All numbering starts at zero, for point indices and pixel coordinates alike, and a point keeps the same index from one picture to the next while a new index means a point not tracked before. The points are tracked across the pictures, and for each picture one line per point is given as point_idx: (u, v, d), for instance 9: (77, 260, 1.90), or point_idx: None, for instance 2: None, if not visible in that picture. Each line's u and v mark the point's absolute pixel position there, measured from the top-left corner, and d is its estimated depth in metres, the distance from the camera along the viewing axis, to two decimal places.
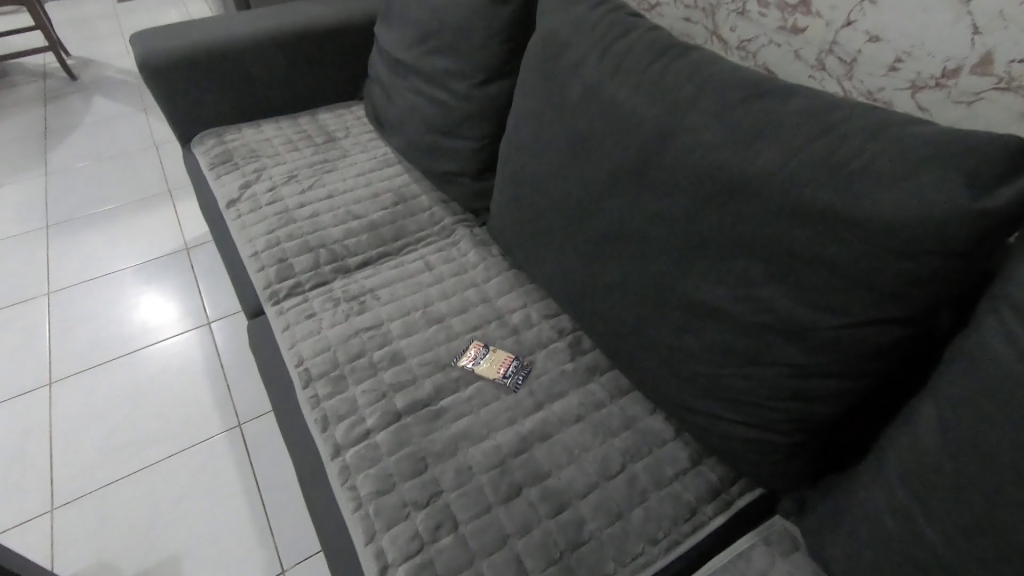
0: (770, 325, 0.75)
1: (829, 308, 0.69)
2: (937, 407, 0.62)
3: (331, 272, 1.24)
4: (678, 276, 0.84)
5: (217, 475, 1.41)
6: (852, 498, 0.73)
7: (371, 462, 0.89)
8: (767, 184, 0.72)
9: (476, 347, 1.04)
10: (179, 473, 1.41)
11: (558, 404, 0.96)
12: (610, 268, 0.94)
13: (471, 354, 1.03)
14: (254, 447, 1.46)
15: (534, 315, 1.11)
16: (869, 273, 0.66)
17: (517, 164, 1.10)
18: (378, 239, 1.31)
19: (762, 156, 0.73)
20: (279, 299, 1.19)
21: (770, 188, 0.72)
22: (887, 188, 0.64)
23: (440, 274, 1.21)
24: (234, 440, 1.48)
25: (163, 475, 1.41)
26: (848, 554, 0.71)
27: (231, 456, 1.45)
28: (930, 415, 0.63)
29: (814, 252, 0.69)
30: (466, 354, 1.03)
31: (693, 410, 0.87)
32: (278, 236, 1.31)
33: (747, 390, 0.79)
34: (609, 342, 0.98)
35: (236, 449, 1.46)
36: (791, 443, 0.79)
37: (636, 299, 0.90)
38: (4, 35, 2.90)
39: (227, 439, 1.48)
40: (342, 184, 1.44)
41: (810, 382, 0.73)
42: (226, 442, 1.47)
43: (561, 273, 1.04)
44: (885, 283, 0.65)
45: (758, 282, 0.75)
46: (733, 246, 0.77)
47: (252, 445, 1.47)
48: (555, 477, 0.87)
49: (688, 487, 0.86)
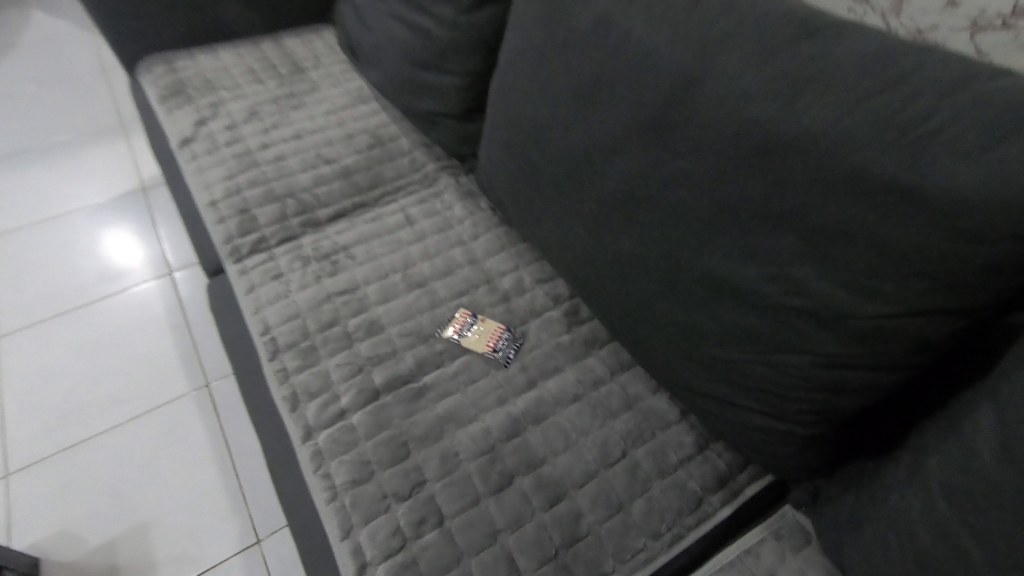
0: (799, 309, 0.65)
1: (874, 294, 0.60)
2: (996, 413, 0.54)
3: (299, 226, 1.11)
4: (696, 247, 0.73)
5: (185, 438, 1.33)
6: (878, 498, 0.66)
7: (346, 447, 0.80)
8: (813, 144, 0.61)
9: (463, 316, 0.94)
10: (144, 437, 1.33)
11: (553, 381, 0.87)
12: (616, 232, 0.83)
13: (457, 323, 0.93)
14: (224, 409, 1.37)
15: (526, 279, 1.00)
16: (930, 256, 0.56)
17: (511, 108, 0.97)
18: (352, 187, 1.17)
19: (809, 110, 0.61)
20: (241, 256, 1.06)
21: (817, 149, 0.61)
22: (962, 159, 0.53)
23: (421, 230, 1.09)
24: (203, 401, 1.39)
25: (126, 438, 1.32)
26: (869, 558, 0.66)
27: (199, 418, 1.36)
28: (987, 422, 0.55)
29: (862, 229, 0.59)
30: (452, 325, 0.93)
31: (703, 393, 0.79)
32: (239, 182, 1.17)
33: (767, 377, 0.71)
34: (610, 313, 0.89)
35: (205, 411, 1.37)
36: (811, 434, 0.72)
37: (645, 268, 0.80)
38: None
39: (195, 400, 1.39)
40: (311, 123, 1.28)
41: (841, 373, 0.65)
42: (194, 404, 1.38)
43: (559, 235, 0.93)
44: (946, 269, 0.55)
45: (790, 259, 0.65)
46: (765, 218, 0.66)
47: (222, 407, 1.38)
48: (549, 464, 0.79)
49: (694, 476, 0.80)
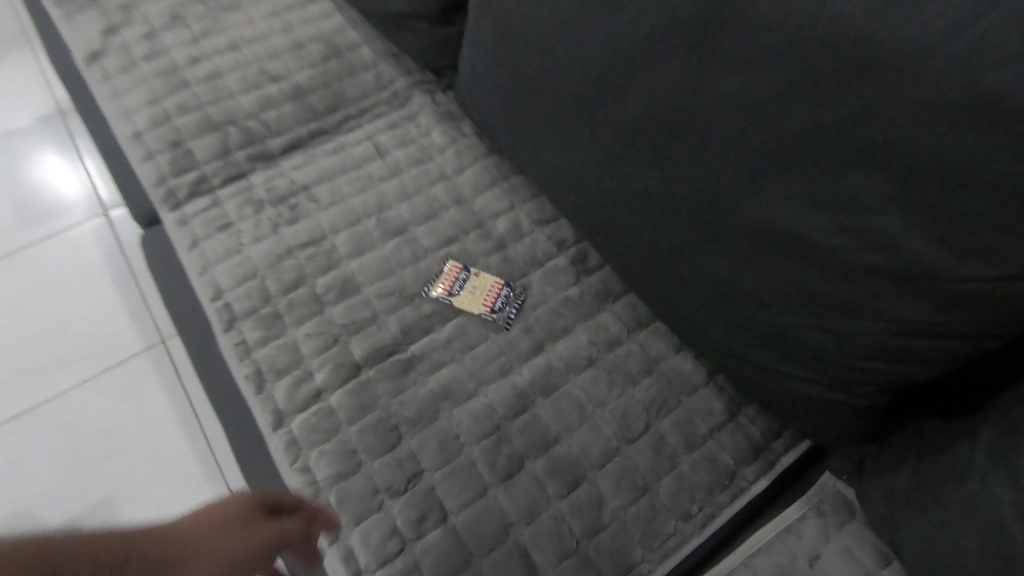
0: (879, 268, 0.53)
1: (984, 251, 0.48)
2: None
3: (247, 161, 0.92)
4: (746, 188, 0.59)
5: (144, 402, 1.19)
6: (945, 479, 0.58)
7: (325, 434, 0.69)
8: (924, 57, 0.47)
9: (453, 270, 0.79)
10: (96, 403, 1.19)
11: (563, 344, 0.75)
12: (639, 168, 0.68)
13: (446, 280, 0.79)
14: (185, 368, 1.24)
15: (523, 222, 0.85)
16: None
17: (503, 9, 0.78)
18: (308, 110, 0.97)
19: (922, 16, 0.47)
20: (178, 201, 0.88)
21: (929, 62, 0.47)
22: None
23: (395, 164, 0.91)
24: (160, 360, 1.24)
25: (76, 405, 1.19)
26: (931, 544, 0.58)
27: (158, 379, 1.22)
28: None
29: (982, 171, 0.46)
30: (441, 281, 0.79)
31: (738, 358, 0.68)
32: (166, 107, 0.95)
33: (825, 347, 0.59)
34: (627, 263, 0.75)
35: (162, 370, 1.23)
36: (868, 405, 0.62)
37: (677, 213, 0.66)
38: None
39: (150, 359, 1.24)
40: (250, 29, 1.05)
41: (920, 343, 0.54)
42: (149, 363, 1.24)
43: (564, 170, 0.77)
44: None
45: (874, 207, 0.52)
46: (845, 154, 0.52)
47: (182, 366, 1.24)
48: (564, 443, 0.69)
49: (725, 447, 0.71)
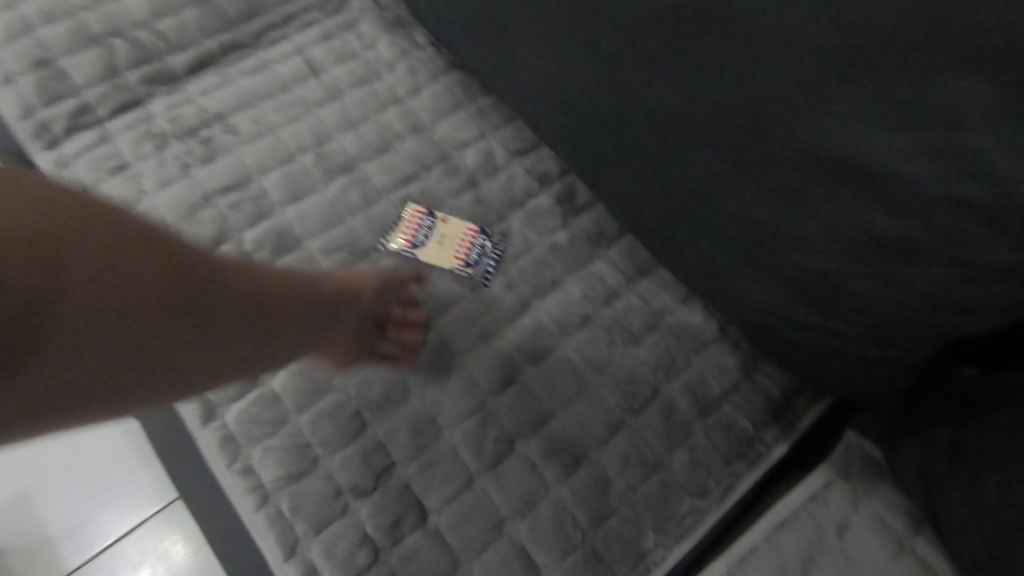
0: (971, 203, 0.42)
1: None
2: None
3: (141, 84, 0.72)
4: (799, 101, 0.47)
5: None
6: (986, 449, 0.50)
7: (270, 427, 0.56)
8: None
9: (416, 217, 0.66)
10: None
11: (552, 301, 0.64)
12: (649, 78, 0.55)
13: (408, 229, 0.65)
14: None
15: (496, 152, 0.71)
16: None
17: None
18: (217, 17, 0.77)
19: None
20: (54, 137, 0.69)
21: None
22: None
23: (335, 84, 0.74)
24: None
25: None
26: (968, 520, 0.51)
27: None
28: None
29: None
30: (402, 230, 0.65)
31: (760, 310, 0.58)
32: (25, 14, 0.73)
33: (879, 297, 0.49)
34: (628, 201, 0.63)
35: None
36: (915, 363, 0.53)
37: (699, 134, 0.54)
38: None
39: None
40: None
41: (998, 296, 0.44)
42: None
43: (549, 86, 0.63)
44: None
45: (966, 122, 0.41)
46: (948, 51, 0.40)
47: None
48: (560, 418, 0.59)
49: (742, 410, 0.62)
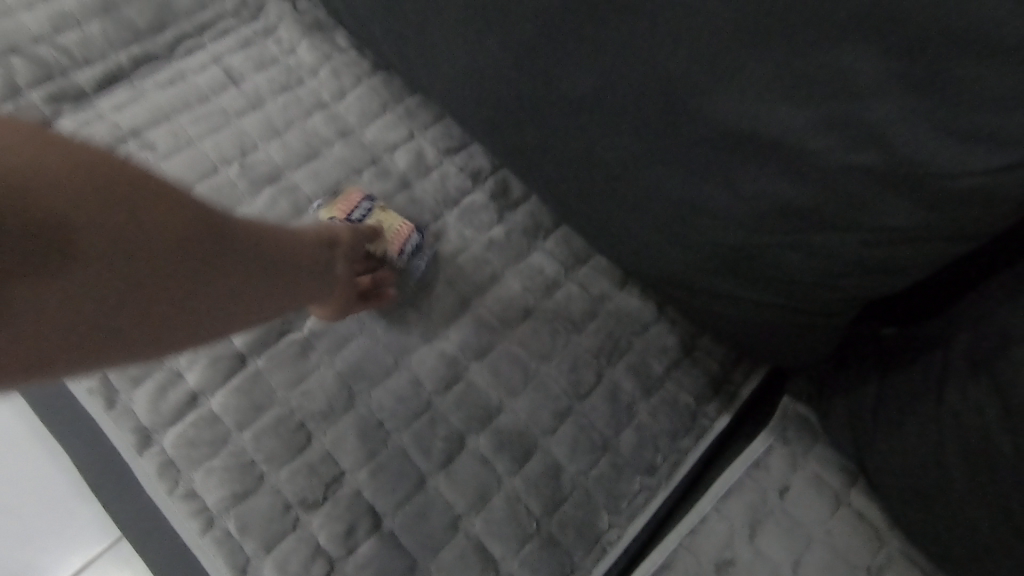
0: (877, 170, 0.44)
1: (1017, 142, 0.39)
2: None
3: (47, 103, 0.69)
4: (705, 82, 0.48)
5: None
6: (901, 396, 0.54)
7: (212, 447, 0.54)
8: None
9: (354, 196, 0.64)
10: None
11: (492, 296, 0.64)
12: (567, 71, 0.56)
13: (344, 206, 0.64)
14: None
15: (427, 151, 0.71)
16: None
17: None
18: (123, 29, 0.74)
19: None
20: None
21: None
22: None
23: (256, 93, 0.72)
24: None
25: None
26: (891, 467, 0.55)
27: None
28: None
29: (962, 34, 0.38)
30: (339, 206, 0.64)
31: (694, 286, 0.60)
32: None
33: (792, 263, 0.52)
34: (560, 191, 0.64)
35: None
36: (835, 323, 0.57)
37: (617, 122, 0.55)
38: None
39: None
40: None
41: (898, 254, 0.48)
42: None
43: (473, 84, 0.63)
44: None
45: (852, 96, 0.43)
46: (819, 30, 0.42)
47: None
48: (508, 411, 0.59)
49: (684, 386, 0.64)
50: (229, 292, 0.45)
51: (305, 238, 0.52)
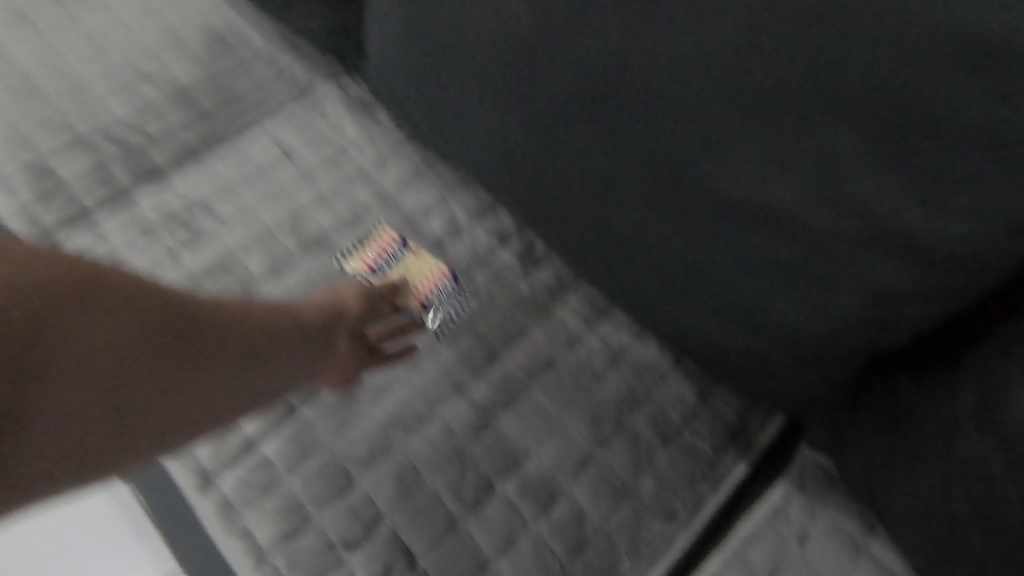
0: (857, 235, 0.50)
1: (973, 213, 0.45)
2: None
3: (129, 180, 0.79)
4: (705, 157, 0.54)
5: None
6: (909, 446, 0.56)
7: (265, 489, 0.60)
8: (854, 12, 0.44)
9: (386, 241, 0.71)
10: None
11: (517, 349, 0.69)
12: (582, 147, 0.62)
13: (375, 253, 0.71)
14: None
15: (458, 216, 0.78)
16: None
17: None
18: (195, 114, 0.85)
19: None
20: (50, 235, 0.76)
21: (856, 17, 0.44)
22: None
23: (307, 167, 0.81)
24: None
25: None
26: (906, 514, 0.57)
27: None
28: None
29: (931, 115, 0.44)
30: (370, 252, 0.71)
31: (706, 340, 0.64)
32: (21, 126, 0.81)
33: (794, 320, 0.56)
34: (579, 252, 0.69)
35: None
36: (842, 373, 0.60)
37: (627, 191, 0.61)
38: None
39: None
40: (113, 23, 0.90)
41: (892, 309, 0.52)
42: None
43: (497, 157, 0.70)
44: None
45: (836, 171, 0.48)
46: (803, 110, 0.48)
47: None
48: (533, 457, 0.63)
49: (701, 434, 0.67)
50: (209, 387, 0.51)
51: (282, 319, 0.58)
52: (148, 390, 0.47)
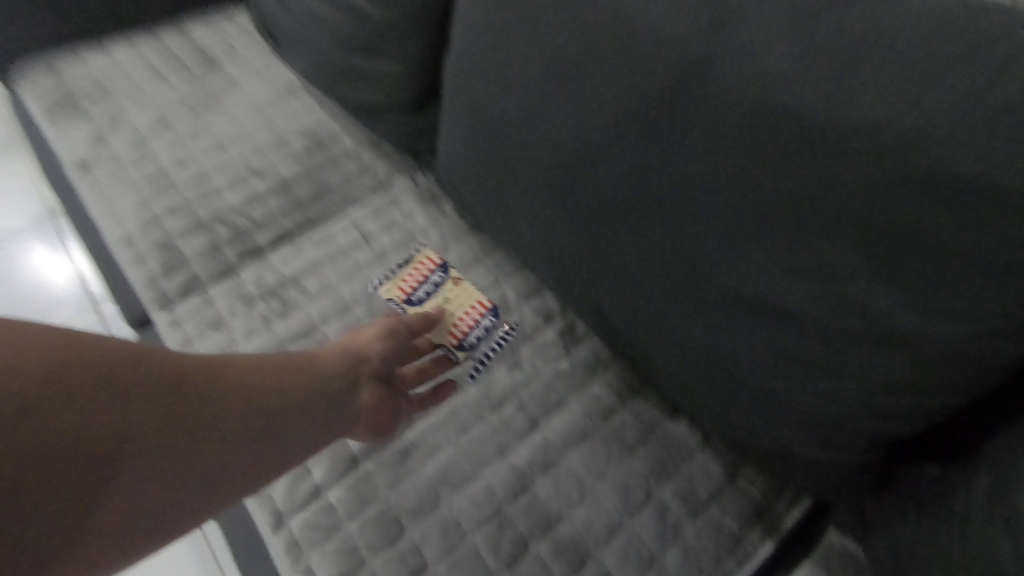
0: (865, 335, 0.56)
1: (968, 316, 0.50)
2: None
3: (236, 257, 0.94)
4: (724, 257, 0.62)
5: None
6: (927, 534, 0.58)
7: (328, 532, 0.68)
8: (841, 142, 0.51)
9: (426, 270, 0.87)
10: None
11: (556, 419, 0.76)
12: (616, 243, 0.71)
13: (416, 279, 0.86)
14: None
15: (509, 296, 0.88)
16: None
17: (472, 99, 0.81)
18: (293, 203, 1.00)
19: (872, 87, 0.49)
20: (169, 302, 0.91)
21: (843, 147, 0.51)
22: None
23: (381, 250, 0.94)
24: None
25: None
26: None
27: None
28: None
29: (918, 231, 0.50)
30: (411, 278, 0.86)
31: (732, 420, 0.69)
32: (156, 211, 0.98)
33: (811, 406, 0.62)
34: (615, 333, 0.77)
35: None
36: (862, 460, 0.63)
37: (657, 283, 0.69)
38: None
39: None
40: (235, 128, 1.09)
41: (900, 401, 0.57)
42: None
43: (544, 247, 0.80)
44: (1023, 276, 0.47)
45: (837, 276, 0.55)
46: (804, 223, 0.55)
47: None
48: (566, 521, 0.69)
49: (727, 511, 0.71)
50: (245, 431, 0.57)
51: (288, 364, 0.64)
52: (165, 459, 0.52)
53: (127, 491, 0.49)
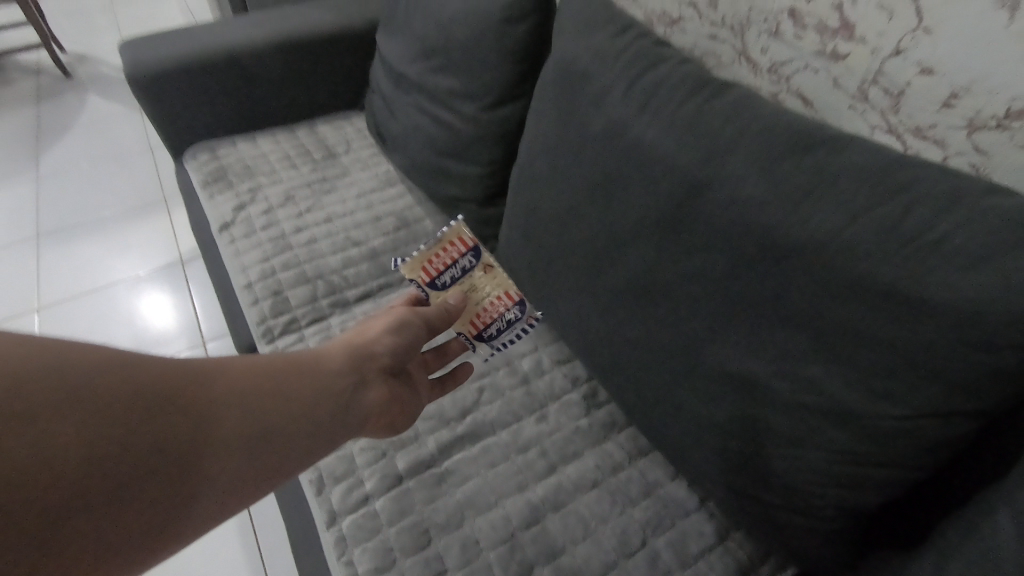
0: (824, 411, 0.66)
1: (902, 401, 0.60)
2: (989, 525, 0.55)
3: (327, 305, 1.17)
4: (715, 339, 0.76)
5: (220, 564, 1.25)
6: None
7: (370, 533, 0.82)
8: (798, 254, 0.66)
9: (456, 251, 0.93)
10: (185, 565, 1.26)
11: (571, 467, 0.89)
12: (631, 321, 0.87)
13: (445, 261, 0.93)
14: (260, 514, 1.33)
15: (545, 360, 1.03)
16: (953, 357, 0.56)
17: (530, 199, 1.02)
18: (379, 269, 1.23)
19: (821, 213, 0.64)
20: (272, 336, 1.12)
21: (801, 258, 0.65)
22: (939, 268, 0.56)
23: None
24: (242, 518, 1.32)
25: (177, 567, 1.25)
26: None
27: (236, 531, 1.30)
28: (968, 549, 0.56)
29: (861, 329, 0.62)
30: (440, 257, 0.93)
31: (722, 483, 0.80)
32: (273, 265, 1.23)
33: (787, 471, 0.71)
34: (628, 400, 0.91)
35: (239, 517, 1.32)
36: (833, 529, 0.71)
37: (662, 357, 0.83)
38: (30, 48, 2.94)
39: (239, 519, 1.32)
40: (341, 207, 1.36)
41: (860, 471, 0.66)
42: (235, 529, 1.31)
43: (575, 321, 0.96)
44: (945, 371, 0.57)
45: (802, 360, 0.67)
46: (776, 316, 0.69)
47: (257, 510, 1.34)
48: (568, 554, 0.80)
49: (714, 567, 0.79)
50: (265, 413, 0.65)
51: (290, 362, 0.72)
52: (195, 447, 0.58)
53: (140, 482, 0.53)
